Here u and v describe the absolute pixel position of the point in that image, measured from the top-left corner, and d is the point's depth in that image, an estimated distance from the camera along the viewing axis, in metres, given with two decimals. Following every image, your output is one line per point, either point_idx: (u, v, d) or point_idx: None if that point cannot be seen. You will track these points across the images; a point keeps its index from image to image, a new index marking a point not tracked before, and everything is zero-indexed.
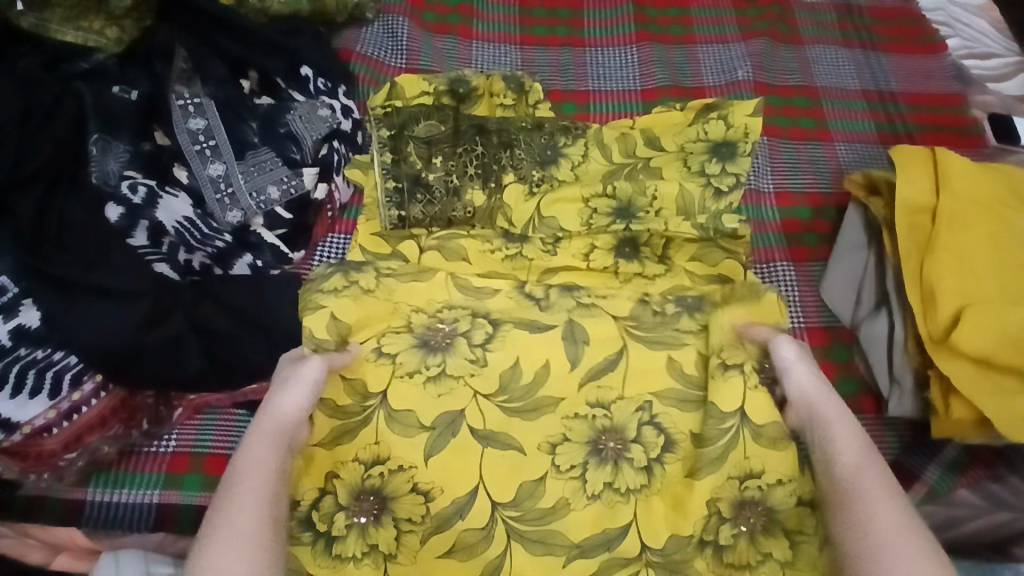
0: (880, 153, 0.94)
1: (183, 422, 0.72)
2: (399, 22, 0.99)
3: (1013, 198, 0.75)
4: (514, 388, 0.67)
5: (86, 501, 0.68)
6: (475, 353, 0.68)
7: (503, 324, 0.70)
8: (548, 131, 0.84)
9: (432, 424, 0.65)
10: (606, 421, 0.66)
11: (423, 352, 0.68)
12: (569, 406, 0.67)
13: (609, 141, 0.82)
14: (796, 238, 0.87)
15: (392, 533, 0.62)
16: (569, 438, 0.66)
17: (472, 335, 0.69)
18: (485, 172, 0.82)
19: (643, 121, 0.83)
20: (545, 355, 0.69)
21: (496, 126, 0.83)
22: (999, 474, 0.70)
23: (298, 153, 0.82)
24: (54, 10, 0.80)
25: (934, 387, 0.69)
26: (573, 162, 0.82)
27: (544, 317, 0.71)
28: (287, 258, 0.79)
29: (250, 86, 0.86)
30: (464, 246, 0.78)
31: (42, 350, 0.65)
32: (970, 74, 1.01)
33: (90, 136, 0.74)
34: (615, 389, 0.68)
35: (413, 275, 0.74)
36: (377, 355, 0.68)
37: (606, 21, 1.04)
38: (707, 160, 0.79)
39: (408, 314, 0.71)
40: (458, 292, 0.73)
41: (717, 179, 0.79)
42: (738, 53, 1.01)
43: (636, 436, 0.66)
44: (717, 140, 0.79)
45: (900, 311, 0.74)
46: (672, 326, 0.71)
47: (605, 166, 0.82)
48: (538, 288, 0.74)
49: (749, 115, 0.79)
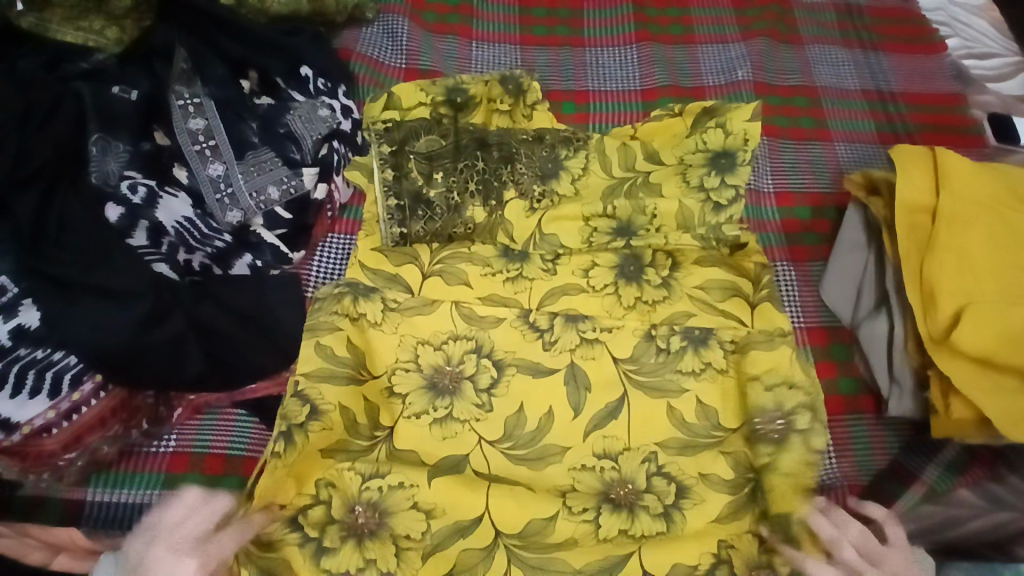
0: (880, 153, 0.94)
1: (183, 422, 0.72)
2: (399, 22, 0.99)
3: (1014, 198, 0.75)
4: (519, 436, 0.68)
5: (86, 501, 0.68)
6: (480, 399, 0.69)
7: (509, 365, 0.71)
8: (549, 143, 0.83)
9: (434, 464, 0.67)
10: (615, 473, 0.67)
11: (430, 394, 0.69)
12: (577, 457, 0.68)
13: (611, 152, 0.83)
14: (796, 238, 0.86)
15: (389, 547, 0.63)
16: (579, 489, 0.66)
17: (478, 378, 0.70)
18: (485, 189, 0.81)
19: (646, 130, 0.83)
20: (548, 403, 0.69)
21: (497, 141, 0.83)
22: (999, 474, 0.70)
23: (297, 153, 0.82)
24: (54, 10, 0.80)
25: (934, 388, 0.69)
26: (573, 175, 0.82)
27: (546, 358, 0.71)
28: (288, 258, 0.79)
29: (250, 86, 0.86)
30: (465, 270, 0.77)
31: (41, 350, 0.65)
32: (969, 74, 1.01)
33: (90, 136, 0.75)
34: (621, 439, 0.68)
35: (418, 307, 0.72)
36: (388, 394, 0.70)
37: (606, 21, 1.04)
38: (706, 174, 0.79)
39: (413, 347, 0.71)
40: (462, 322, 0.72)
41: (715, 194, 0.78)
42: (738, 53, 1.01)
43: (647, 487, 0.66)
44: (717, 149, 0.79)
45: (900, 310, 0.74)
46: (675, 369, 0.71)
47: (605, 181, 0.82)
48: (543, 319, 0.72)
49: (747, 120, 0.78)
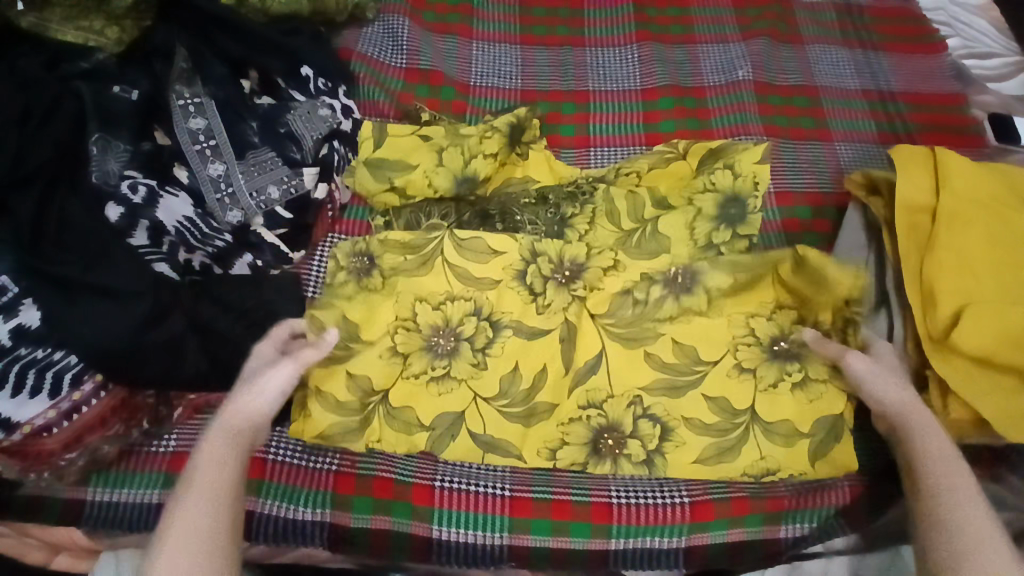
0: (880, 153, 0.94)
1: (183, 422, 0.73)
2: (399, 22, 0.99)
3: (1012, 196, 0.75)
4: (514, 394, 0.68)
5: (86, 501, 0.69)
6: (476, 357, 0.68)
7: (505, 327, 0.69)
8: (553, 202, 0.77)
9: (432, 425, 0.67)
10: (601, 419, 0.67)
11: (429, 355, 0.68)
12: (563, 412, 0.68)
13: (617, 201, 0.75)
14: (796, 238, 0.86)
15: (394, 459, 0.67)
16: (568, 441, 0.67)
17: (475, 338, 0.68)
18: (506, 270, 0.70)
19: (651, 176, 0.79)
20: (544, 359, 0.68)
21: (499, 208, 0.78)
22: (999, 474, 0.71)
23: (297, 152, 0.82)
24: (54, 10, 0.80)
25: (933, 390, 0.68)
26: (579, 232, 0.74)
27: (542, 321, 0.69)
28: (287, 258, 0.79)
29: (250, 86, 0.86)
30: (485, 247, 0.70)
31: (42, 349, 0.64)
32: (969, 74, 1.01)
33: (90, 136, 0.75)
34: (602, 388, 0.68)
35: (415, 268, 0.70)
36: (388, 354, 0.68)
37: (606, 21, 1.04)
38: (716, 230, 0.72)
39: (412, 304, 0.69)
40: (458, 282, 0.69)
41: (727, 248, 0.72)
42: (738, 53, 1.01)
43: (633, 430, 0.67)
44: (726, 196, 0.72)
45: (901, 312, 0.73)
46: (656, 318, 0.69)
47: (613, 233, 0.74)
48: (538, 280, 0.70)
49: (757, 162, 0.73)
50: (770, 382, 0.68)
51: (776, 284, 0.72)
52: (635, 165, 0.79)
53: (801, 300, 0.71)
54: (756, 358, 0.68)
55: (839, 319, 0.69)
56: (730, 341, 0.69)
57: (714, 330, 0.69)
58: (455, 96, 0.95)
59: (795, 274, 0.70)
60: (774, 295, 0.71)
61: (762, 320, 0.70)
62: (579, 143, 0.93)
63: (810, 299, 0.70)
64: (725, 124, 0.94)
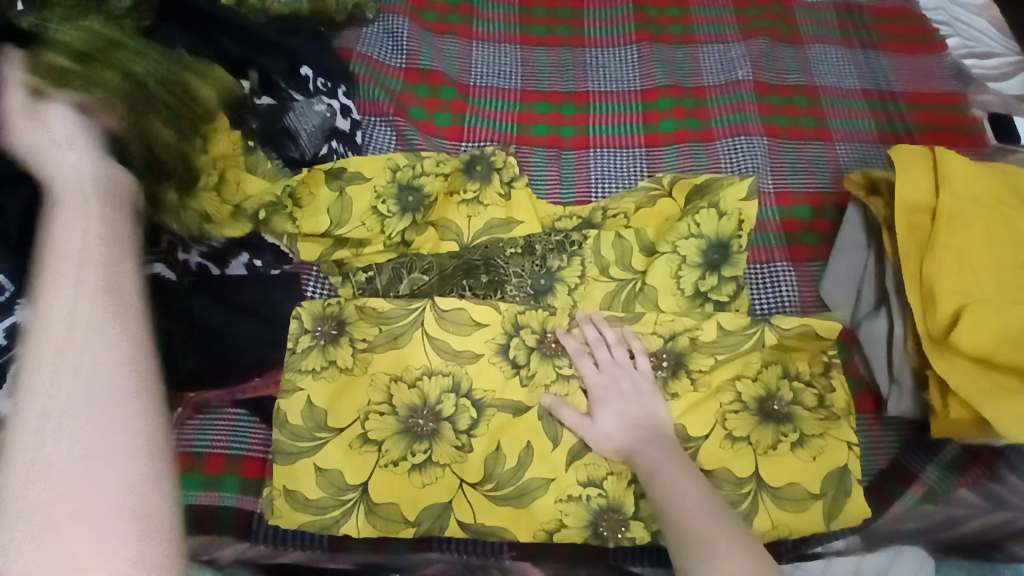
0: (880, 153, 0.94)
1: (182, 422, 0.71)
2: (399, 21, 0.99)
3: (1013, 197, 0.75)
4: (500, 475, 0.67)
5: None
6: (460, 440, 0.67)
7: (488, 406, 0.69)
8: (539, 253, 0.79)
9: (418, 520, 0.66)
10: (603, 501, 0.66)
11: (407, 438, 0.67)
12: (561, 488, 0.67)
13: (608, 246, 0.78)
14: (795, 238, 0.87)
15: (375, 517, 0.66)
16: (566, 522, 0.66)
17: (457, 420, 0.68)
18: (491, 330, 0.71)
19: (639, 217, 0.81)
20: (527, 437, 0.68)
21: (483, 258, 0.78)
22: (999, 474, 0.72)
23: (297, 152, 0.84)
24: (53, 10, 0.78)
25: (933, 389, 0.69)
26: (569, 285, 0.77)
27: (523, 395, 0.69)
28: (287, 258, 0.80)
29: (250, 86, 0.85)
30: (469, 313, 0.71)
31: None
32: (969, 74, 1.00)
33: None
34: (602, 464, 0.67)
35: (389, 342, 0.70)
36: (360, 443, 0.67)
37: (606, 21, 1.04)
38: (700, 280, 0.75)
39: (386, 386, 0.68)
40: (437, 356, 0.70)
41: (713, 293, 0.75)
42: (738, 52, 1.01)
43: (635, 512, 0.66)
44: (711, 240, 0.75)
45: (900, 311, 0.74)
46: (652, 393, 0.67)
47: (604, 284, 0.77)
48: (521, 353, 0.70)
49: (742, 199, 0.77)
50: (769, 444, 0.68)
51: (765, 348, 0.71)
52: (622, 206, 0.82)
53: (782, 350, 0.71)
54: (748, 425, 0.69)
55: (817, 363, 0.72)
56: (717, 411, 0.69)
57: (700, 406, 0.69)
58: (455, 96, 0.95)
59: (777, 334, 0.70)
60: (762, 355, 0.71)
61: (748, 382, 0.70)
62: (579, 143, 0.93)
63: (792, 348, 0.72)
64: (725, 124, 0.95)
